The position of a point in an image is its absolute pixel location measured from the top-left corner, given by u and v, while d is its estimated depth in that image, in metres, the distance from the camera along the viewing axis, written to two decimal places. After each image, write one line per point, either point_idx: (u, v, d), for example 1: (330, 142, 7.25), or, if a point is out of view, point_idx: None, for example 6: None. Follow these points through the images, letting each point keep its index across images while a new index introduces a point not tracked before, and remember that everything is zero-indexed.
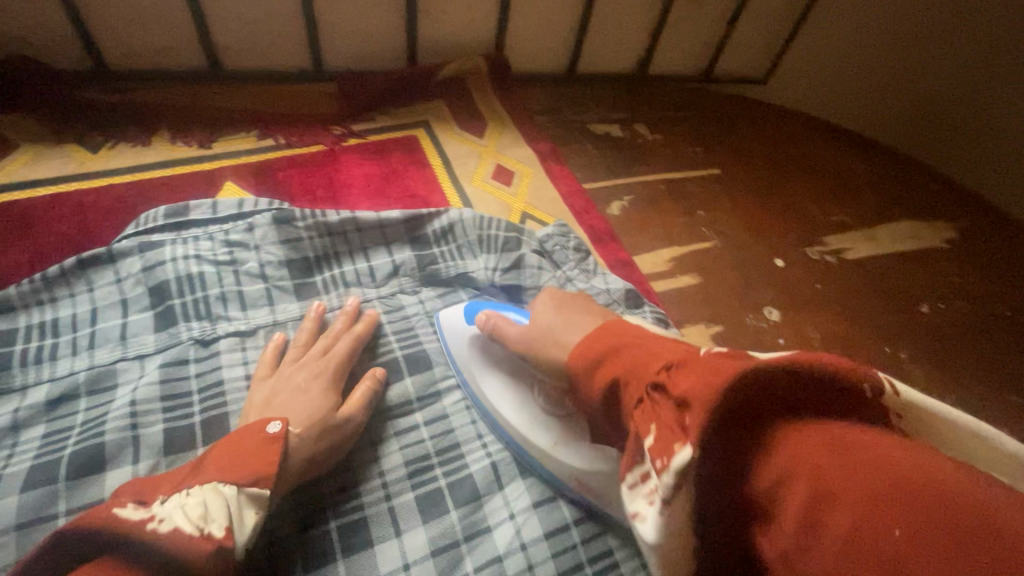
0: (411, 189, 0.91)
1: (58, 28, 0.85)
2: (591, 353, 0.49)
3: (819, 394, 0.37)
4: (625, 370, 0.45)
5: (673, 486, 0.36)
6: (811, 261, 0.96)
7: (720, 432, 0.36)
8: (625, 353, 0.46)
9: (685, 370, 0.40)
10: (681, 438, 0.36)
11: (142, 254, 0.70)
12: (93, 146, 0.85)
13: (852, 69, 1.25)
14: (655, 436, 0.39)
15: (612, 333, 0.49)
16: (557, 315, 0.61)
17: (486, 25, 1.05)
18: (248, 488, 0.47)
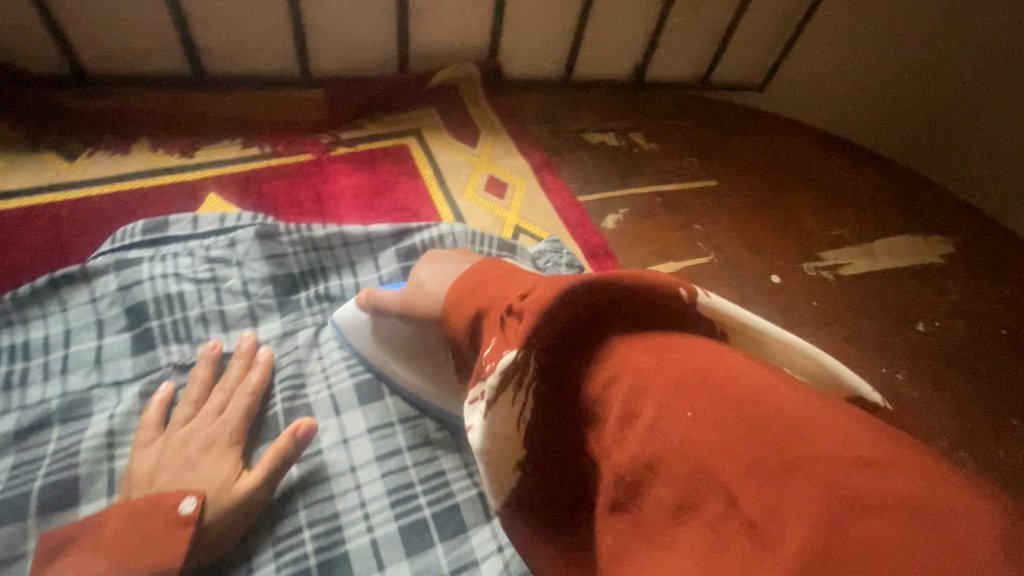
0: (401, 202, 0.88)
1: (33, 31, 0.81)
2: (459, 290, 0.47)
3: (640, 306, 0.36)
4: (484, 300, 0.43)
5: (499, 387, 0.35)
6: (807, 277, 0.94)
7: (551, 348, 0.35)
8: (489, 282, 0.45)
9: (532, 292, 0.38)
10: (511, 341, 0.36)
11: (118, 272, 0.67)
12: (70, 155, 0.82)
13: (849, 78, 1.23)
14: (495, 345, 0.37)
15: (484, 270, 0.47)
16: (431, 269, 0.56)
17: (479, 30, 1.02)
18: None
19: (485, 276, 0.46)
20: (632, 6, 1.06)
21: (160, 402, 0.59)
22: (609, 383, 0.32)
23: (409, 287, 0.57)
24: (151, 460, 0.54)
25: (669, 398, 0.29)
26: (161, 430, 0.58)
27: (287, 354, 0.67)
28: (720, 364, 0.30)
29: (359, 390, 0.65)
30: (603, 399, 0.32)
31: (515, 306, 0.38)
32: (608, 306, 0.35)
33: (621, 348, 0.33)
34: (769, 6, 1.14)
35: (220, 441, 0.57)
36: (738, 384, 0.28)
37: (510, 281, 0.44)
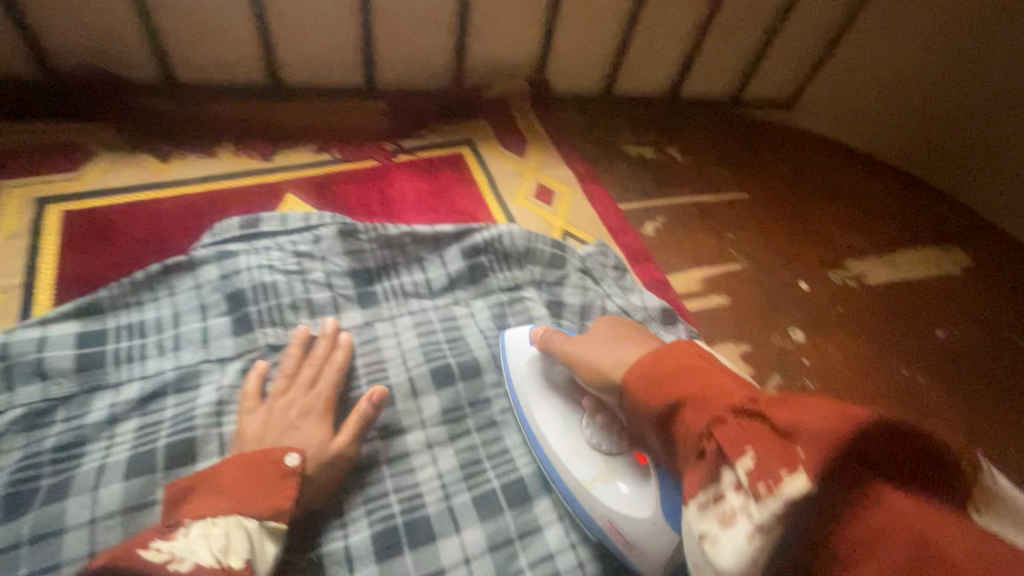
0: (459, 206, 0.96)
1: (137, 45, 0.91)
2: (653, 369, 0.49)
3: (911, 457, 0.37)
4: (687, 396, 0.45)
5: (776, 514, 0.36)
6: (834, 284, 1.00)
7: (832, 479, 0.36)
8: (696, 373, 0.47)
9: (795, 404, 0.40)
10: (791, 467, 0.36)
11: (219, 263, 0.75)
12: (165, 156, 0.91)
13: (870, 97, 1.30)
14: (755, 463, 0.38)
15: (689, 359, 0.49)
16: (602, 340, 0.63)
17: (529, 49, 1.10)
18: (269, 521, 0.53)
19: (688, 366, 0.48)
20: (670, 29, 1.14)
21: (256, 376, 0.67)
22: (868, 534, 0.34)
23: (573, 348, 0.65)
24: (258, 423, 0.62)
25: (915, 556, 0.32)
26: (260, 400, 0.65)
27: (366, 340, 0.75)
28: (955, 533, 0.32)
29: (432, 374, 0.73)
30: (868, 553, 0.34)
31: (747, 410, 0.42)
32: (885, 445, 0.37)
33: (888, 495, 0.35)
34: (800, 28, 1.21)
35: (315, 409, 0.65)
36: (966, 547, 0.31)
37: (713, 382, 0.45)
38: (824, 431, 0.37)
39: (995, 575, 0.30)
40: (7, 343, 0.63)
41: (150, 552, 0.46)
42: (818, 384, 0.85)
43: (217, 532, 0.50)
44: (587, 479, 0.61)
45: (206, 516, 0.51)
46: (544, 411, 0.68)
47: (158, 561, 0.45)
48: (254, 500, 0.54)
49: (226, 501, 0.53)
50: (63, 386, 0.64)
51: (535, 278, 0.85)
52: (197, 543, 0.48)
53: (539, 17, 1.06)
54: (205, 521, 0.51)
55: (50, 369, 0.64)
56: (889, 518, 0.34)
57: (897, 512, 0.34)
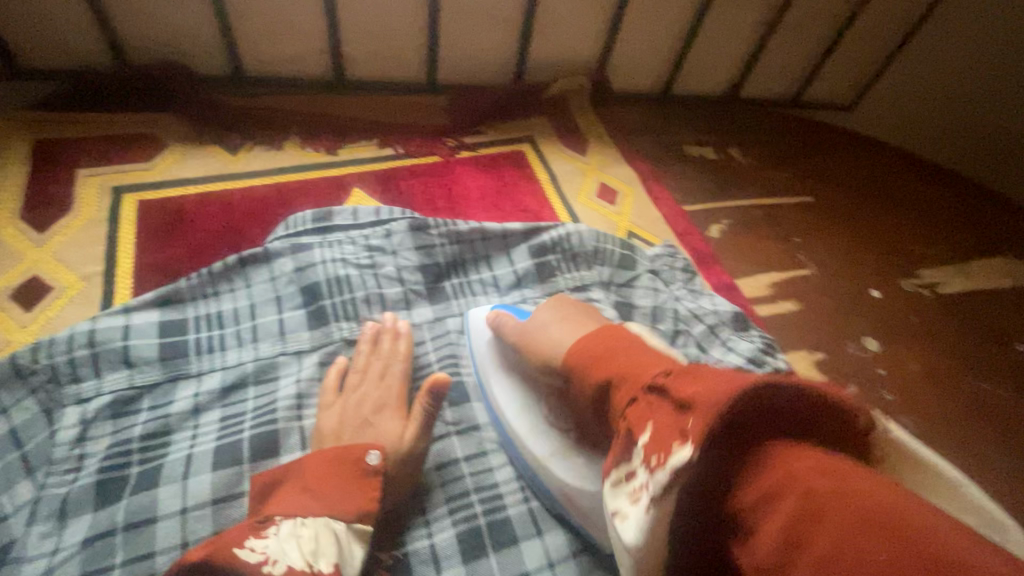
0: (523, 204, 0.95)
1: (207, 37, 0.91)
2: (586, 352, 0.51)
3: (784, 422, 0.38)
4: (614, 373, 0.48)
5: (664, 485, 0.37)
6: (906, 293, 0.97)
7: (716, 448, 0.36)
8: (620, 353, 0.49)
9: (690, 378, 0.41)
10: (679, 439, 0.37)
11: (293, 255, 0.75)
12: (234, 149, 0.91)
13: (938, 102, 1.26)
14: (650, 438, 0.40)
15: (614, 340, 0.51)
16: (553, 319, 0.63)
17: (592, 46, 1.09)
18: (356, 523, 0.51)
19: (616, 346, 0.50)
20: (736, 27, 1.12)
21: (336, 371, 0.66)
22: (767, 498, 0.35)
23: (533, 326, 0.64)
24: (336, 417, 0.62)
25: (812, 508, 0.33)
26: (338, 393, 0.65)
27: (438, 334, 0.75)
28: (886, 497, 0.32)
29: None
30: (764, 522, 0.34)
31: (658, 385, 0.43)
32: (738, 423, 0.36)
33: (788, 457, 0.36)
34: (868, 27, 1.17)
35: (387, 403, 0.64)
36: (853, 488, 0.33)
37: (644, 358, 0.48)
38: (709, 402, 0.36)
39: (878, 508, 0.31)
40: (94, 330, 0.64)
41: (245, 552, 0.46)
42: (896, 397, 0.83)
43: (306, 532, 0.48)
44: (550, 453, 0.61)
45: (294, 515, 0.50)
46: (501, 390, 0.67)
47: (253, 563, 0.45)
48: (342, 500, 0.52)
49: (317, 500, 0.52)
50: (148, 374, 0.64)
51: (605, 279, 0.83)
52: (289, 543, 0.47)
53: (605, 14, 1.04)
54: (294, 520, 0.49)
55: (135, 357, 0.64)
56: (784, 477, 0.35)
57: (796, 473, 0.35)
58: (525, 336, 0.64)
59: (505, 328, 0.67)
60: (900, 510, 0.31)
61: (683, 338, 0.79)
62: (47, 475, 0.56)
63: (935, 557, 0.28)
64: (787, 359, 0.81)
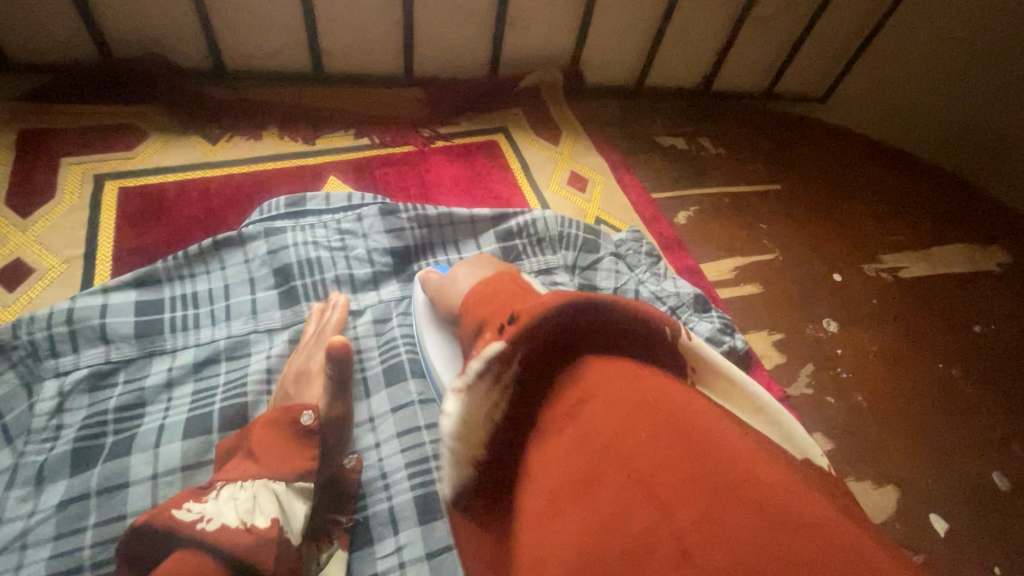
0: (494, 191, 0.98)
1: (188, 31, 0.94)
2: (477, 298, 0.53)
3: (622, 341, 0.41)
4: (489, 313, 0.49)
5: (479, 373, 0.41)
6: (867, 277, 1.00)
7: (540, 350, 0.40)
8: (504, 294, 0.51)
9: (537, 305, 0.44)
10: (499, 337, 0.42)
11: (267, 238, 0.78)
12: (213, 139, 0.94)
13: (899, 94, 1.29)
14: (487, 344, 0.43)
15: (505, 285, 0.53)
16: (466, 269, 0.66)
17: (565, 39, 1.12)
18: (297, 483, 0.53)
19: (498, 289, 0.52)
20: (706, 20, 1.14)
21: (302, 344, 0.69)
22: (575, 405, 0.37)
23: (447, 278, 0.67)
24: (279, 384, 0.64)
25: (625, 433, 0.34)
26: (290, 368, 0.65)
27: (405, 312, 0.77)
28: (672, 400, 0.36)
29: None
30: (569, 424, 0.36)
31: (512, 316, 0.44)
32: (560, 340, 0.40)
33: (598, 373, 0.38)
34: (836, 20, 1.20)
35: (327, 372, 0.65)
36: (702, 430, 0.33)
37: (517, 296, 0.49)
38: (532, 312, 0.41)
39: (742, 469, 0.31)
40: (72, 308, 0.67)
41: (182, 512, 0.47)
42: (852, 375, 0.86)
43: (244, 494, 0.50)
44: None
45: (236, 479, 0.51)
46: (432, 343, 0.69)
47: (187, 521, 0.46)
48: (276, 462, 0.54)
49: (256, 466, 0.53)
50: (124, 351, 0.67)
51: (569, 262, 0.86)
52: (227, 505, 0.48)
53: (577, 8, 1.07)
54: (235, 484, 0.51)
55: (112, 335, 0.67)
56: (602, 399, 0.36)
57: (608, 388, 0.37)
58: (441, 287, 0.68)
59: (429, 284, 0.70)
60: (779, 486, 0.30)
61: None
62: (26, 444, 0.60)
63: (701, 454, 0.32)
64: (746, 339, 0.84)
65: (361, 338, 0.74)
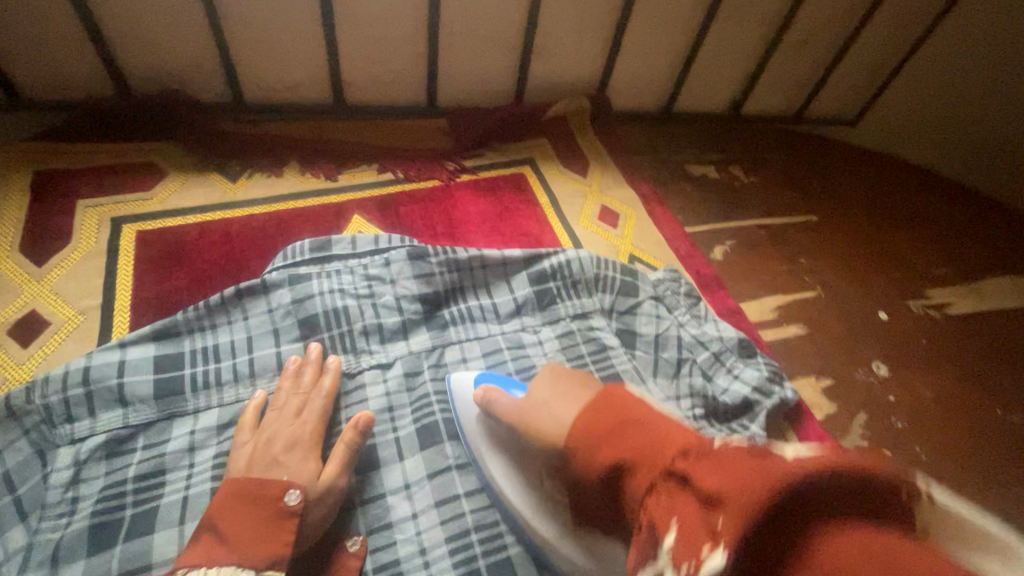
0: (524, 228, 0.94)
1: (208, 65, 0.91)
2: (591, 428, 0.46)
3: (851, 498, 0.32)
4: (628, 455, 0.43)
5: None
6: (915, 314, 0.95)
7: (758, 530, 0.33)
8: (632, 426, 0.45)
9: (703, 461, 0.39)
10: (709, 543, 0.34)
11: (291, 286, 0.73)
12: (233, 177, 0.91)
13: (930, 119, 1.26)
14: (676, 540, 0.36)
15: (615, 411, 0.46)
16: (552, 390, 0.56)
17: (592, 66, 1.08)
18: (269, 571, 0.49)
19: (621, 423, 0.45)
20: (736, 45, 1.11)
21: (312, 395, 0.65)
22: None
23: (529, 403, 0.57)
24: (246, 460, 0.59)
25: None
26: (255, 430, 0.63)
27: (436, 364, 0.73)
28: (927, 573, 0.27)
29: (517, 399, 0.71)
30: None
31: (681, 471, 0.40)
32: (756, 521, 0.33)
33: (831, 544, 0.31)
34: (872, 43, 1.16)
35: (302, 441, 0.61)
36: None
37: (660, 438, 0.43)
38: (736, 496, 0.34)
39: None
40: (88, 367, 0.63)
41: None
42: (908, 424, 0.81)
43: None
44: (552, 535, 0.56)
45: (201, 564, 0.48)
46: (496, 468, 0.61)
47: None
48: None
49: (224, 549, 0.50)
50: (143, 413, 0.63)
51: (605, 306, 0.82)
52: None
53: (605, 35, 1.04)
54: (199, 570, 0.48)
55: (130, 396, 0.63)
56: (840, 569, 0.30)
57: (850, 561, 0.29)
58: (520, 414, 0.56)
59: (498, 406, 0.59)
60: None
61: (687, 367, 0.78)
62: (41, 520, 0.56)
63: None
64: (795, 388, 0.80)
65: (391, 394, 0.70)
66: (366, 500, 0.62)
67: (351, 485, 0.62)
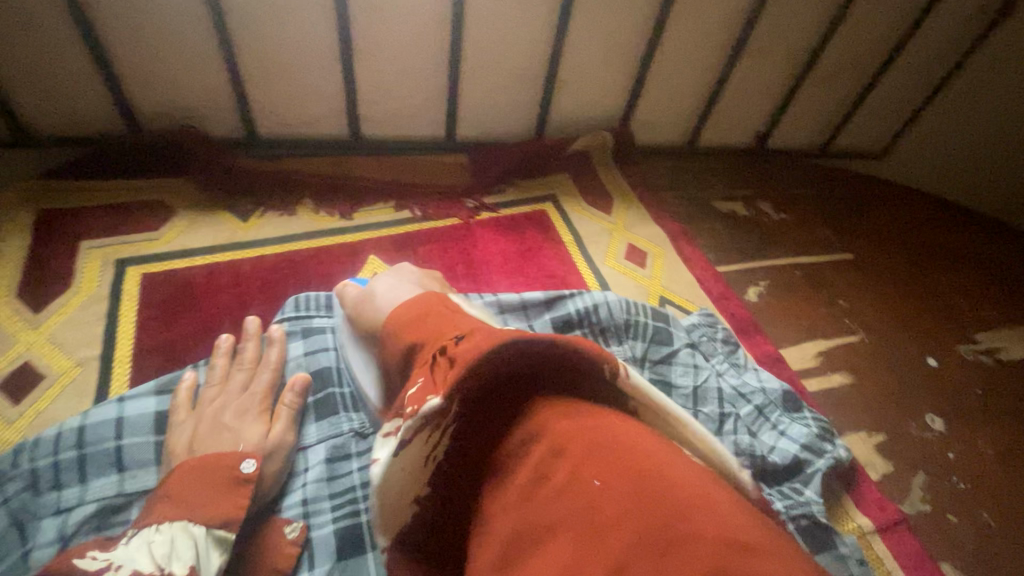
0: (548, 269, 0.89)
1: (223, 102, 0.88)
2: (401, 317, 0.46)
3: (550, 367, 0.37)
4: (421, 336, 0.42)
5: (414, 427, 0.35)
6: (965, 361, 0.89)
7: (483, 391, 0.35)
8: (436, 315, 0.44)
9: (474, 335, 0.38)
10: (435, 389, 0.35)
11: (304, 338, 0.70)
12: (245, 216, 0.87)
13: (958, 146, 1.22)
14: (418, 386, 0.37)
15: (431, 303, 0.47)
16: (391, 285, 0.57)
17: (616, 101, 1.05)
18: (217, 529, 0.49)
19: (434, 309, 0.45)
20: (763, 78, 1.07)
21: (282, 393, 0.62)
22: (527, 442, 0.34)
23: (365, 293, 0.59)
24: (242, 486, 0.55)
25: (563, 451, 0.32)
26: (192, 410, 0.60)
27: None
28: (633, 442, 0.33)
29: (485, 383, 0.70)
30: (523, 455, 0.34)
31: (450, 349, 0.38)
32: (506, 370, 0.36)
33: (546, 408, 0.35)
34: (903, 76, 1.12)
35: None
36: (645, 465, 0.31)
37: (450, 321, 0.42)
38: (473, 352, 0.36)
39: (650, 467, 0.31)
40: (83, 427, 0.58)
41: (86, 560, 0.45)
42: (972, 486, 0.74)
43: (160, 539, 0.46)
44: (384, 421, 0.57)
45: (152, 522, 0.47)
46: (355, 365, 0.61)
47: (92, 571, 0.44)
48: None
49: None
50: (139, 480, 0.57)
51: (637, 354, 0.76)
52: (139, 550, 0.45)
53: (630, 69, 1.01)
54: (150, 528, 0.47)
55: (128, 460, 0.58)
56: (557, 428, 0.34)
57: (557, 424, 0.34)
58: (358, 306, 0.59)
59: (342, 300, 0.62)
60: (687, 484, 0.30)
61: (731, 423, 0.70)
62: None
63: (663, 500, 0.29)
64: (847, 444, 0.73)
65: None
66: (305, 499, 0.58)
67: (363, 565, 0.55)
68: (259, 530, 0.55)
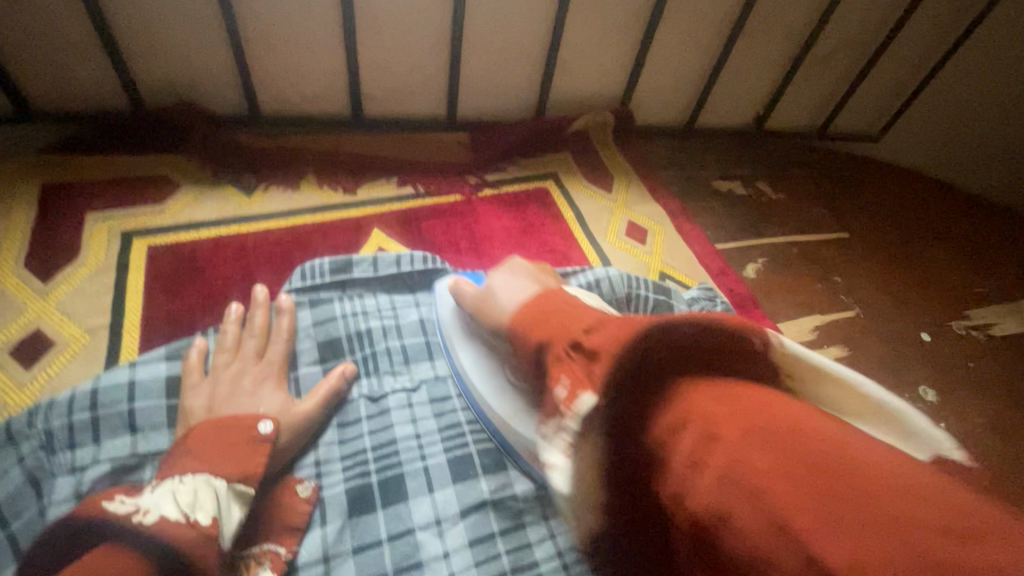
0: (550, 244, 0.90)
1: (223, 76, 0.88)
2: (526, 314, 0.53)
3: (700, 346, 0.41)
4: (548, 334, 0.49)
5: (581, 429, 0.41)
6: (958, 336, 0.91)
7: (635, 377, 0.41)
8: (553, 314, 0.51)
9: (600, 331, 0.45)
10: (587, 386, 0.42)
11: (312, 308, 0.70)
12: (249, 191, 0.87)
13: (953, 129, 1.24)
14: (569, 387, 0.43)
15: (551, 301, 0.53)
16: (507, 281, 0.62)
17: (617, 80, 1.06)
18: (237, 483, 0.49)
19: (549, 309, 0.52)
20: (761, 58, 1.08)
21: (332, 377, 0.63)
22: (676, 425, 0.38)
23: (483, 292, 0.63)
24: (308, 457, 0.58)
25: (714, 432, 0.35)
26: (203, 374, 0.61)
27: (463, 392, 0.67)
28: (787, 408, 0.36)
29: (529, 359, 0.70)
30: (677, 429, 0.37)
31: (583, 343, 0.45)
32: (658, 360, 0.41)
33: (695, 395, 0.39)
34: (900, 58, 1.13)
35: None
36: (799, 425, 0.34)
37: (574, 317, 0.49)
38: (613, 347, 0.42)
39: (842, 452, 0.32)
40: (96, 390, 0.59)
41: (114, 504, 0.44)
42: None
43: (183, 488, 0.46)
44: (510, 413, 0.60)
45: (173, 474, 0.48)
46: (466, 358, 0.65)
47: (121, 514, 0.43)
48: None
49: None
50: (152, 441, 0.58)
51: None
52: (163, 497, 0.45)
53: (631, 48, 1.01)
54: (173, 479, 0.47)
55: (141, 422, 0.59)
56: (703, 400, 0.38)
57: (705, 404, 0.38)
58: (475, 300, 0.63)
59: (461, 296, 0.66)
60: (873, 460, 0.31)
61: None
62: None
63: (834, 467, 0.31)
64: None
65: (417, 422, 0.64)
66: (318, 460, 0.60)
67: (371, 520, 0.56)
68: (273, 490, 0.56)
